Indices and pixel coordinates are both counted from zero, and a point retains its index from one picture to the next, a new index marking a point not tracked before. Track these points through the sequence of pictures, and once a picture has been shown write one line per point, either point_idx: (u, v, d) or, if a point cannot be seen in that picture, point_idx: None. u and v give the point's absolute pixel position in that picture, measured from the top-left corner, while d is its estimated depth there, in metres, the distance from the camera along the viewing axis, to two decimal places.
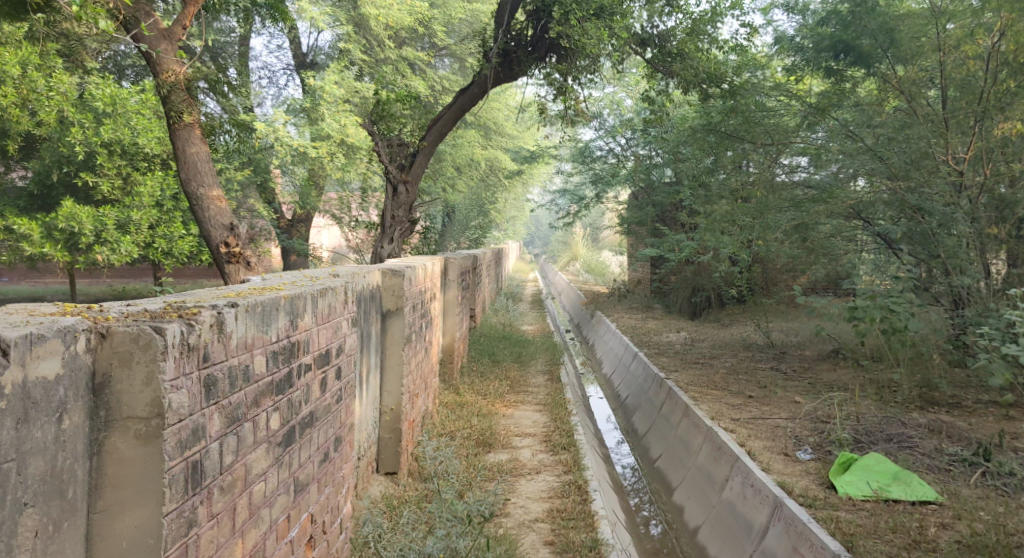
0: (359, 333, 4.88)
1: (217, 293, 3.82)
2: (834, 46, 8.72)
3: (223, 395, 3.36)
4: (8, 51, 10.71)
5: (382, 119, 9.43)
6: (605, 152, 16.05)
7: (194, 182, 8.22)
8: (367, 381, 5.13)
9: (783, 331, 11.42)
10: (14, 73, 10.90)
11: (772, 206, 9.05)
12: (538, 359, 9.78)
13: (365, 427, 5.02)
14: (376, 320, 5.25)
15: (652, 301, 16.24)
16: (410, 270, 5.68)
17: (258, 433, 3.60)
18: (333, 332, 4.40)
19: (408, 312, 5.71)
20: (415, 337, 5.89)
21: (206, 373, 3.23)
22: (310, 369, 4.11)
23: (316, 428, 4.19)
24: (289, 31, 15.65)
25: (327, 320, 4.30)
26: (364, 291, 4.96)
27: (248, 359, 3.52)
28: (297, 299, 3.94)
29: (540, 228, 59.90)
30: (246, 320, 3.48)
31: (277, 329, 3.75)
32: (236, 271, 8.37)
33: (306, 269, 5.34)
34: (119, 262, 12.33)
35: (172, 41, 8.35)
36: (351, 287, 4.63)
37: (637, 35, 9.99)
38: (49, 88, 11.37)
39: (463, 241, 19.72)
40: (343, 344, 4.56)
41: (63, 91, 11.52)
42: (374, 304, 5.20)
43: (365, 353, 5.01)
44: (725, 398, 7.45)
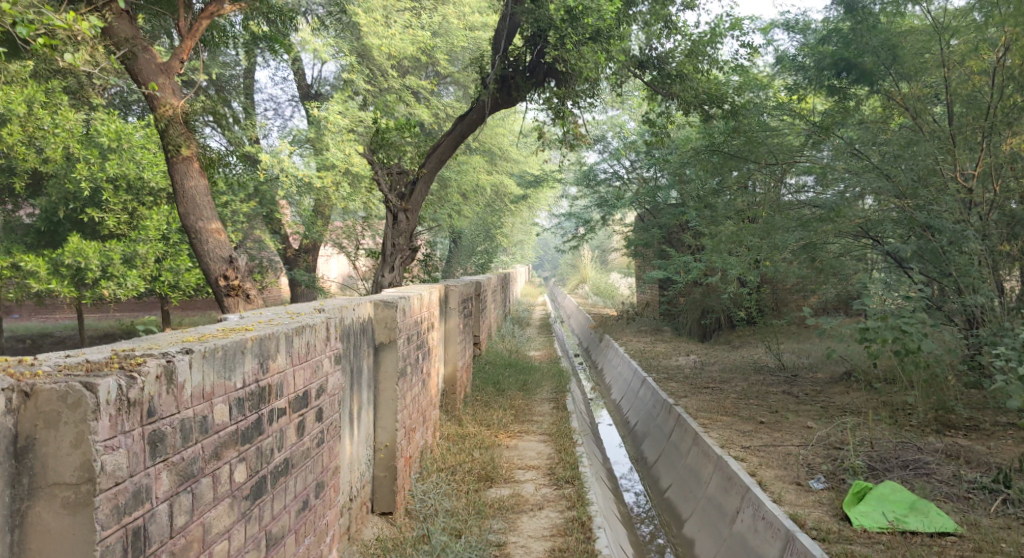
0: (346, 370, 4.81)
1: (180, 338, 3.78)
2: (836, 64, 8.59)
3: (173, 450, 3.28)
4: (14, 90, 10.80)
5: (382, 148, 9.33)
6: (610, 175, 15.94)
7: (192, 215, 8.15)
8: (357, 419, 5.03)
9: (795, 352, 11.22)
10: (20, 111, 10.99)
11: (780, 226, 8.89)
12: (544, 387, 9.61)
13: (355, 468, 4.94)
14: (367, 355, 5.17)
15: (661, 324, 16.05)
16: (403, 301, 5.57)
17: (220, 489, 3.53)
18: (313, 372, 4.34)
19: (402, 345, 5.58)
20: (411, 369, 5.78)
21: (150, 429, 3.15)
22: (284, 414, 4.05)
23: (293, 476, 4.11)
24: (292, 63, 15.71)
25: (304, 360, 4.24)
26: (352, 325, 4.88)
27: (206, 409, 3.45)
28: (266, 340, 3.88)
29: (550, 251, 59.84)
30: (202, 367, 3.42)
31: (242, 374, 3.69)
32: (235, 304, 8.28)
33: (296, 302, 5.24)
34: (126, 296, 12.28)
35: (170, 75, 8.32)
36: (334, 323, 4.57)
37: (637, 58, 9.88)
38: (55, 125, 11.40)
39: (470, 267, 19.61)
40: (325, 384, 4.49)
41: (69, 128, 11.58)
42: (364, 338, 5.10)
43: (353, 390, 4.93)
44: (735, 424, 7.26)
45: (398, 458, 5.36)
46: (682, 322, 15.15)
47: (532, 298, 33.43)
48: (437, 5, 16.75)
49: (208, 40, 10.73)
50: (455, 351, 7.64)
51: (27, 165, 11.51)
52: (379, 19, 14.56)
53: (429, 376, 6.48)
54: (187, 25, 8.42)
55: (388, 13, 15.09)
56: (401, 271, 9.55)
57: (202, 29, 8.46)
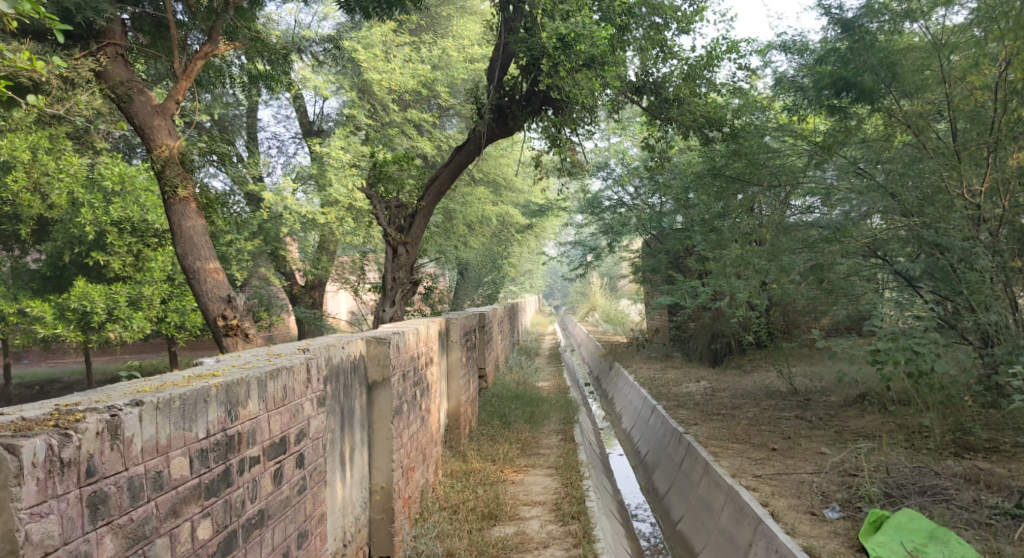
0: (334, 410, 4.70)
1: (142, 387, 3.78)
2: (834, 84, 8.53)
3: (119, 512, 3.31)
4: (18, 137, 10.89)
5: (381, 182, 9.11)
6: (615, 202, 15.84)
7: (191, 256, 8.10)
8: (350, 460, 4.91)
9: (807, 376, 11.02)
10: (25, 158, 11.04)
11: (786, 248, 8.75)
12: (552, 418, 9.43)
13: (348, 512, 4.82)
14: (359, 395, 5.06)
15: (671, 350, 15.86)
16: (397, 337, 5.46)
17: (179, 547, 3.53)
18: (293, 416, 4.25)
19: (397, 382, 5.46)
20: (407, 406, 5.65)
21: (88, 491, 3.22)
22: (258, 462, 3.99)
23: (269, 527, 4.02)
24: (294, 101, 15.76)
25: (281, 404, 4.16)
26: (340, 364, 4.78)
27: (160, 465, 3.46)
28: (233, 388, 3.84)
29: (559, 280, 59.69)
30: (154, 420, 3.45)
31: (206, 425, 3.68)
32: (234, 344, 8.17)
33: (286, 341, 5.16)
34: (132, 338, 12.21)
35: (166, 116, 8.32)
36: (317, 364, 4.48)
37: (634, 83, 9.79)
38: (59, 170, 11.42)
39: (477, 298, 19.48)
40: (307, 428, 4.38)
41: (74, 173, 11.57)
42: (354, 377, 4.99)
43: (343, 431, 4.82)
44: (747, 452, 7.07)
45: (395, 499, 5.22)
46: (692, 348, 14.95)
47: (542, 328, 33.25)
48: (436, 38, 16.82)
49: (203, 80, 10.73)
50: (458, 387, 7.54)
51: (33, 211, 11.50)
52: (379, 54, 14.64)
53: (429, 412, 6.35)
54: (182, 66, 8.43)
55: (387, 47, 15.15)
56: (402, 306, 9.44)
57: (197, 69, 8.47)
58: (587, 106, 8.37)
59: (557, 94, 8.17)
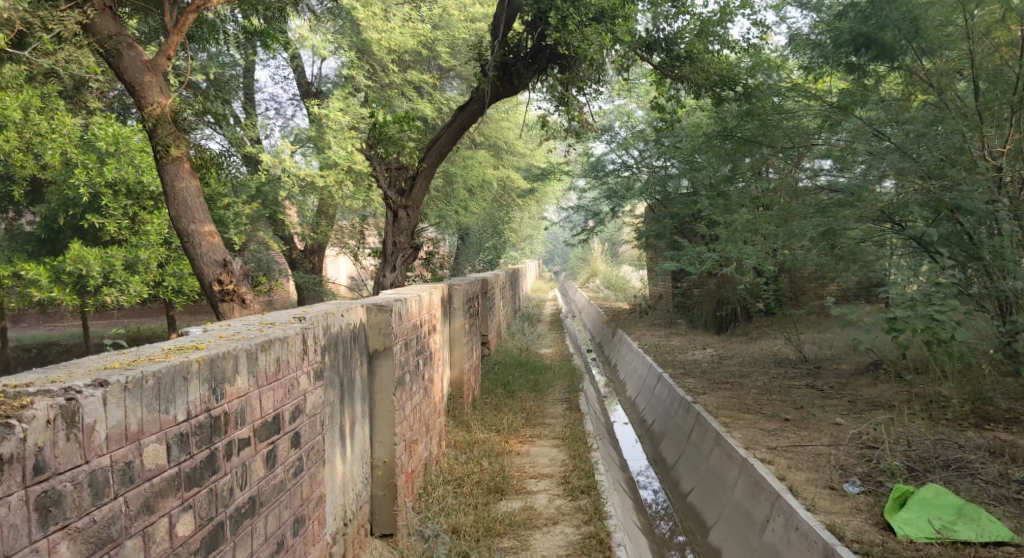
0: (332, 382, 4.48)
1: (116, 361, 3.47)
2: (853, 41, 8.04)
3: (77, 513, 2.99)
4: (8, 96, 10.73)
5: (380, 143, 8.74)
6: (618, 165, 15.55)
7: (185, 218, 7.82)
8: (351, 435, 4.69)
9: (816, 344, 10.81)
10: (15, 117, 10.71)
11: (797, 213, 8.53)
12: (556, 387, 9.23)
13: (348, 489, 4.62)
14: (359, 366, 4.83)
15: (675, 317, 15.64)
16: (399, 304, 5.23)
17: (156, 546, 3.25)
18: (286, 392, 4.01)
19: (399, 351, 5.23)
20: (410, 377, 5.42)
21: (37, 492, 2.89)
22: (248, 445, 3.75)
23: (261, 516, 3.80)
24: (291, 61, 15.38)
25: (273, 379, 3.92)
26: (338, 334, 4.54)
27: (132, 454, 3.17)
28: (218, 363, 3.57)
29: (558, 247, 59.44)
30: (123, 402, 3.15)
31: (185, 406, 3.41)
32: (231, 309, 7.90)
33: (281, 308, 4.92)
34: (129, 302, 11.96)
35: (157, 72, 7.98)
36: (313, 334, 4.24)
37: (644, 40, 9.44)
38: (52, 130, 11.21)
39: (478, 263, 19.20)
40: (302, 405, 4.15)
41: (66, 133, 11.24)
42: (354, 346, 4.75)
43: (343, 405, 4.60)
44: (759, 422, 6.88)
45: (398, 474, 5.02)
46: (697, 315, 14.74)
47: (542, 294, 33.08)
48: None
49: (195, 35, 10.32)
50: (461, 354, 7.32)
51: (26, 172, 11.22)
52: (379, 12, 14.15)
53: (432, 382, 6.13)
54: (173, 21, 8.07)
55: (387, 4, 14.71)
56: (403, 271, 9.20)
57: (189, 24, 8.11)
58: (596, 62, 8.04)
59: (562, 48, 7.86)
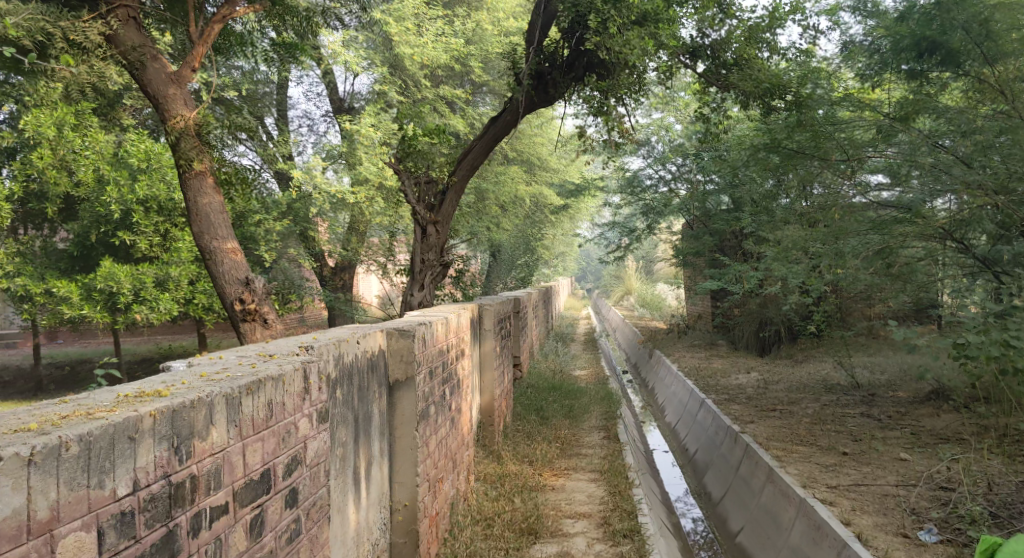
0: (344, 419, 4.07)
1: (71, 411, 3.11)
2: (915, 45, 7.51)
3: None
4: (43, 113, 10.64)
5: (409, 156, 8.50)
6: (656, 180, 15.11)
7: (207, 235, 7.52)
8: (367, 476, 4.30)
9: (868, 370, 10.20)
10: (49, 134, 10.71)
11: (849, 230, 8.06)
12: (592, 412, 8.76)
13: (363, 539, 4.22)
14: (377, 399, 4.45)
15: (715, 337, 15.07)
16: (424, 328, 4.84)
17: None
18: (278, 442, 3.58)
19: (423, 381, 4.84)
20: (435, 408, 5.02)
21: None
22: (225, 514, 3.32)
23: None
24: (324, 76, 15.19)
25: (261, 429, 3.49)
26: (351, 364, 4.14)
27: (38, 551, 2.80)
28: (182, 417, 3.17)
29: (590, 264, 58.83)
30: (31, 487, 2.80)
31: (129, 477, 3.01)
32: (252, 331, 7.52)
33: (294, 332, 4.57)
34: (159, 320, 11.74)
35: (182, 84, 7.72)
36: (314, 370, 3.80)
37: (688, 46, 8.98)
38: (85, 147, 11.08)
39: (510, 281, 18.79)
40: (301, 455, 3.72)
41: (99, 150, 11.14)
42: (372, 377, 4.39)
43: (357, 445, 4.19)
44: (814, 456, 6.36)
45: (419, 520, 4.62)
46: (738, 336, 14.18)
47: (575, 312, 32.50)
48: (471, 11, 16.16)
49: (221, 45, 9.69)
50: (492, 379, 6.90)
51: (60, 189, 11.20)
52: (412, 27, 13.89)
53: (460, 413, 5.72)
54: (199, 31, 7.82)
55: (420, 18, 14.46)
56: (432, 290, 8.78)
57: (215, 34, 7.84)
58: (636, 67, 7.64)
59: (602, 52, 7.41)
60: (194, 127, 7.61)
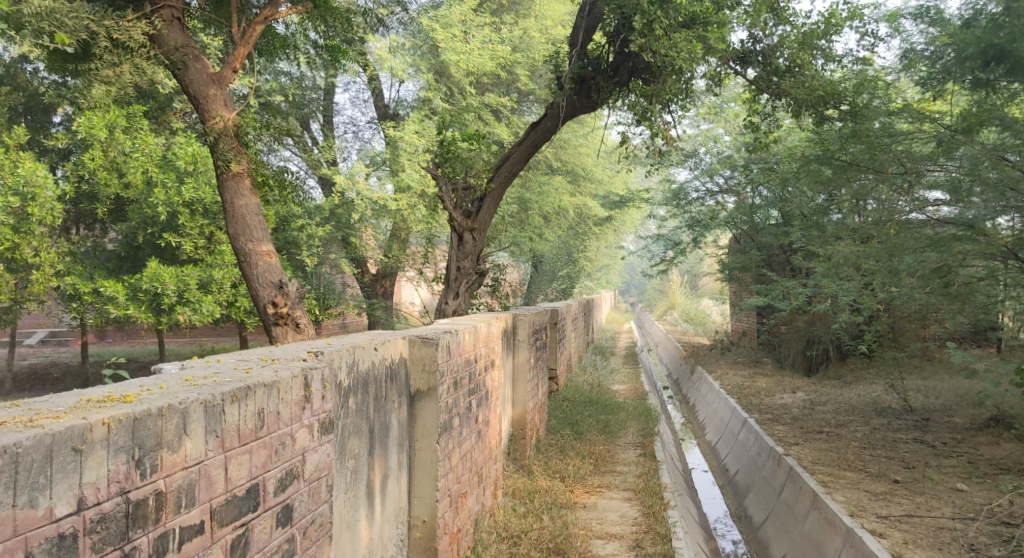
0: (357, 430, 3.88)
1: (16, 415, 2.71)
2: (981, 53, 7.03)
3: None
4: (95, 116, 10.95)
5: (448, 160, 8.27)
6: (703, 193, 14.80)
7: (243, 236, 7.46)
8: (381, 490, 4.12)
9: (922, 394, 9.74)
10: (101, 135, 10.97)
11: (906, 246, 7.73)
12: (629, 428, 8.47)
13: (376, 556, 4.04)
14: (395, 408, 4.28)
15: (761, 355, 14.64)
16: (449, 336, 4.66)
17: None
18: (270, 455, 3.22)
19: (446, 392, 4.64)
20: (459, 420, 4.84)
21: None
22: (201, 535, 2.92)
23: None
24: (370, 83, 15.23)
25: (250, 439, 3.13)
26: (366, 372, 3.96)
27: None
28: (146, 424, 2.76)
29: (635, 278, 58.37)
30: None
31: (73, 493, 2.57)
32: (284, 335, 7.44)
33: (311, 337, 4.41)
34: (202, 322, 11.74)
35: (223, 85, 7.72)
36: (314, 375, 3.48)
37: (738, 53, 8.68)
38: (135, 150, 11.26)
39: (551, 292, 18.54)
40: (300, 469, 3.39)
41: (148, 152, 11.30)
42: (391, 386, 4.23)
43: (371, 456, 4.01)
44: (863, 483, 6.01)
45: (439, 537, 4.44)
46: (784, 354, 13.75)
47: (618, 326, 32.15)
48: (518, 19, 16.10)
49: (265, 48, 9.70)
50: (525, 392, 6.71)
51: (109, 190, 11.26)
52: (458, 34, 13.85)
53: (488, 425, 5.53)
54: (241, 32, 7.76)
55: (467, 25, 14.42)
56: (467, 298, 8.64)
57: (257, 34, 7.79)
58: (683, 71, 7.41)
59: (647, 56, 7.19)
60: (233, 129, 7.60)
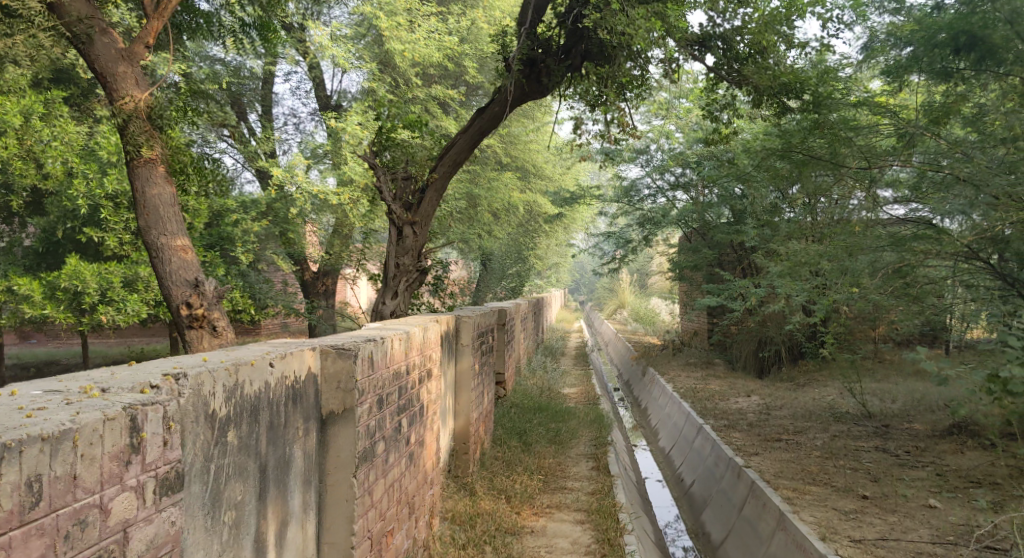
0: (239, 470, 3.36)
1: None
2: (952, 40, 6.72)
3: None
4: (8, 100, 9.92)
5: (388, 148, 7.93)
6: (654, 190, 14.43)
7: (155, 230, 6.71)
8: (278, 540, 3.58)
9: (878, 398, 9.46)
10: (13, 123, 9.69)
11: (866, 245, 7.38)
12: (580, 438, 7.98)
13: None
14: (299, 437, 3.78)
15: (712, 356, 14.26)
16: (366, 347, 4.12)
17: None
18: (52, 544, 2.64)
19: (366, 416, 4.13)
20: (385, 445, 4.37)
21: None
22: None
23: None
24: (311, 72, 14.44)
25: (10, 526, 2.55)
26: (252, 399, 3.44)
27: None
28: None
29: (584, 276, 58.18)
30: None
31: None
32: (199, 339, 6.72)
33: (207, 349, 3.82)
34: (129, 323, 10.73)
35: (133, 62, 6.86)
36: (135, 415, 2.87)
37: (696, 36, 8.15)
38: (54, 137, 10.13)
39: (499, 290, 17.95)
40: (121, 547, 2.82)
41: (68, 140, 10.24)
42: (294, 409, 3.73)
43: (261, 503, 3.48)
44: (830, 500, 5.64)
45: None
46: (735, 355, 13.46)
47: (567, 325, 31.74)
48: (466, 9, 15.47)
49: (188, 26, 9.00)
50: (468, 402, 6.18)
51: (25, 181, 10.15)
52: (404, 22, 13.16)
53: (421, 446, 5.01)
54: (155, 4, 6.96)
55: (413, 14, 13.76)
56: (407, 299, 7.95)
57: (173, 6, 6.97)
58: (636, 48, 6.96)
59: (602, 32, 6.66)
60: (145, 110, 6.86)
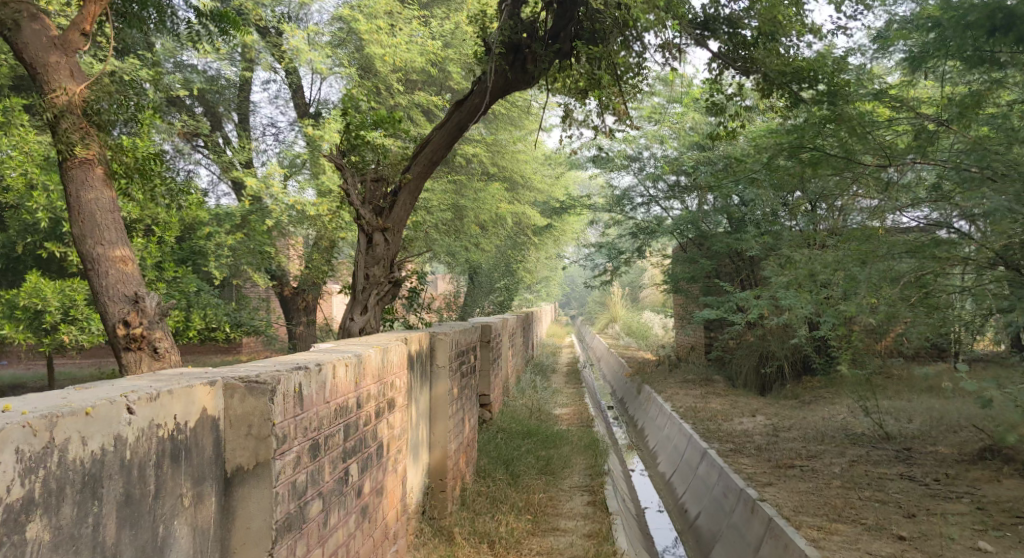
0: None
1: None
2: (987, 19, 5.88)
3: None
4: None
5: (356, 148, 7.12)
6: (647, 199, 13.72)
7: (90, 238, 5.94)
8: None
9: (893, 416, 8.75)
10: None
11: (881, 252, 6.72)
12: (573, 467, 7.23)
13: None
14: (184, 508, 3.09)
15: (711, 372, 13.52)
16: (280, 386, 3.45)
17: None
18: None
19: (284, 471, 3.48)
20: (321, 503, 3.74)
21: None
22: None
23: None
24: (286, 78, 13.68)
25: None
26: (87, 469, 2.73)
27: None
28: None
29: (575, 290, 57.36)
30: None
31: None
32: (136, 362, 5.94)
33: (50, 393, 3.05)
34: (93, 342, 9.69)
35: (69, 52, 6.11)
36: None
37: (699, 19, 7.48)
38: (12, 148, 8.94)
39: (488, 306, 17.14)
40: None
41: (26, 150, 9.04)
42: (174, 471, 3.05)
43: None
44: (866, 545, 4.93)
45: None
46: (735, 371, 12.73)
47: (559, 341, 30.84)
48: (449, 13, 14.75)
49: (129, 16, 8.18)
50: (444, 432, 5.45)
51: None
52: (383, 25, 12.42)
53: (375, 494, 4.30)
54: None
55: (393, 18, 13.06)
56: (378, 314, 7.17)
57: None
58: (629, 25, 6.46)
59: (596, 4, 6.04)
60: (81, 104, 6.11)
